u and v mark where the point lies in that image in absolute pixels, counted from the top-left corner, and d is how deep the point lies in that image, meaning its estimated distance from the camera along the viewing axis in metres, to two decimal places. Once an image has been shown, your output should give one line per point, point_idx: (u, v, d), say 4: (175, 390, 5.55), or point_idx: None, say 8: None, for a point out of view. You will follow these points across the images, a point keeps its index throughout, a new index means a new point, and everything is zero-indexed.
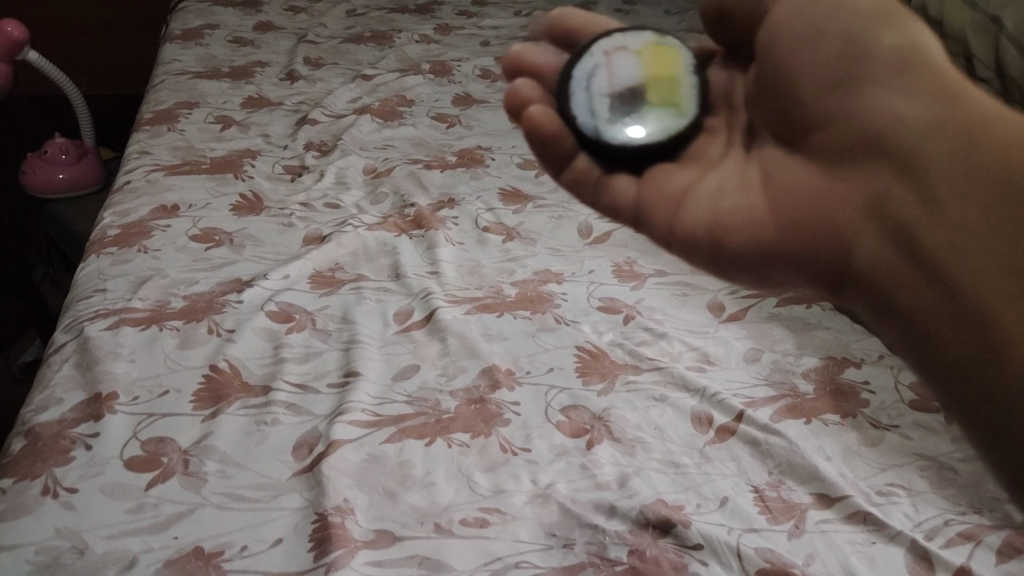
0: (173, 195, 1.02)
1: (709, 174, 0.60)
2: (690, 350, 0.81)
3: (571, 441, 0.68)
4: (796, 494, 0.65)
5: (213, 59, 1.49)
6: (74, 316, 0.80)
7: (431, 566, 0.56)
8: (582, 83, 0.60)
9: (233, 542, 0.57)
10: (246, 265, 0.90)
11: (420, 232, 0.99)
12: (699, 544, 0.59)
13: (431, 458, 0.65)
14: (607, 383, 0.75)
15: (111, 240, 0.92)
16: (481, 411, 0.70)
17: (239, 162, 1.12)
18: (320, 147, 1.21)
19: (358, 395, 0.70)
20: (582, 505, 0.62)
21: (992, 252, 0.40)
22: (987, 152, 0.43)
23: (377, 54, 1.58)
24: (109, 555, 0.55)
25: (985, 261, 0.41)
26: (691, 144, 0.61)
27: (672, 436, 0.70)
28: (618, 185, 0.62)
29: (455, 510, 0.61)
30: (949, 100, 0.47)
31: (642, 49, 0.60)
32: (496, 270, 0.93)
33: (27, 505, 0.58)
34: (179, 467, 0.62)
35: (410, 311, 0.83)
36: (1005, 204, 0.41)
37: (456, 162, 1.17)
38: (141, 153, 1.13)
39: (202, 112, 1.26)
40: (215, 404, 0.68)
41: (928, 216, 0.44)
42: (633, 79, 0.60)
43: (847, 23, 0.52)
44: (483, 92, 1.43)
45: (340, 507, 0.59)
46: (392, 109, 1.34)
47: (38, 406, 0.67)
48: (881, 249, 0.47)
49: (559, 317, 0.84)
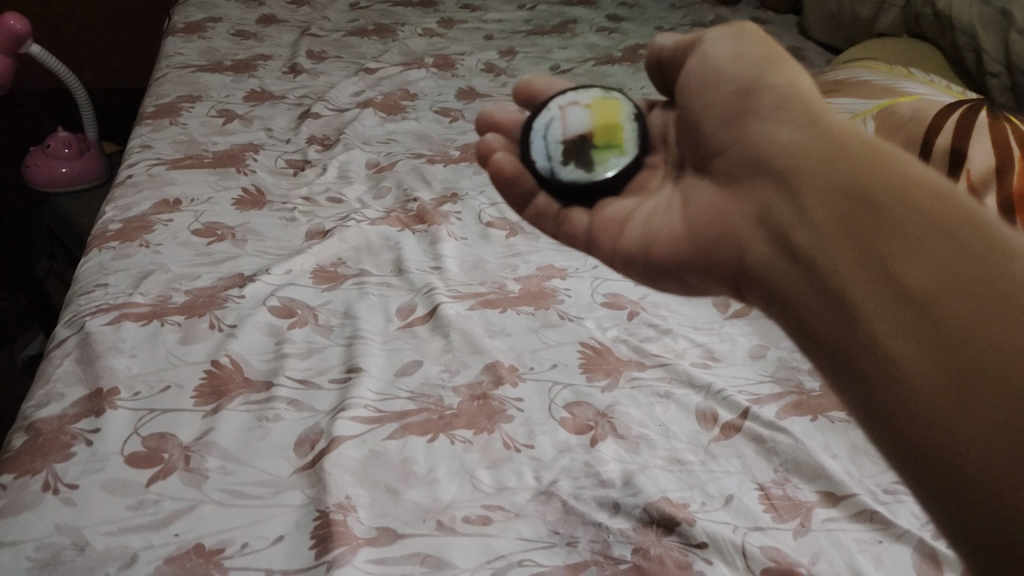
0: (175, 189, 1.02)
1: (644, 199, 0.58)
2: (694, 347, 0.80)
3: (575, 438, 0.68)
4: (802, 492, 0.64)
5: (216, 52, 1.48)
6: (75, 311, 0.79)
7: (433, 564, 0.55)
8: (540, 133, 0.63)
9: (234, 540, 0.56)
10: (248, 260, 0.89)
11: (423, 227, 0.98)
12: (704, 542, 0.59)
13: (434, 454, 0.64)
14: (611, 380, 0.74)
15: (113, 234, 0.92)
16: (484, 407, 0.70)
17: (241, 156, 1.12)
18: (323, 141, 1.20)
19: (360, 391, 0.69)
20: (585, 503, 0.61)
21: (861, 251, 0.37)
22: (860, 159, 0.40)
23: (381, 47, 1.57)
24: (109, 552, 0.55)
25: (854, 261, 0.37)
26: (632, 179, 0.61)
27: (677, 433, 0.69)
28: (575, 219, 0.62)
29: (458, 507, 0.60)
30: (821, 111, 0.45)
31: (595, 99, 0.64)
32: (500, 265, 0.92)
33: (26, 501, 0.58)
34: (180, 463, 0.62)
35: (413, 306, 0.83)
36: (868, 200, 0.38)
37: (459, 157, 1.17)
38: (143, 146, 1.12)
39: (205, 105, 1.26)
40: (216, 400, 0.68)
41: (795, 217, 0.41)
42: (584, 128, 0.62)
43: (737, 47, 0.51)
44: (487, 86, 1.42)
45: (342, 504, 0.59)
46: (396, 103, 1.34)
47: (38, 402, 0.67)
48: (761, 253, 0.43)
49: (562, 313, 0.84)
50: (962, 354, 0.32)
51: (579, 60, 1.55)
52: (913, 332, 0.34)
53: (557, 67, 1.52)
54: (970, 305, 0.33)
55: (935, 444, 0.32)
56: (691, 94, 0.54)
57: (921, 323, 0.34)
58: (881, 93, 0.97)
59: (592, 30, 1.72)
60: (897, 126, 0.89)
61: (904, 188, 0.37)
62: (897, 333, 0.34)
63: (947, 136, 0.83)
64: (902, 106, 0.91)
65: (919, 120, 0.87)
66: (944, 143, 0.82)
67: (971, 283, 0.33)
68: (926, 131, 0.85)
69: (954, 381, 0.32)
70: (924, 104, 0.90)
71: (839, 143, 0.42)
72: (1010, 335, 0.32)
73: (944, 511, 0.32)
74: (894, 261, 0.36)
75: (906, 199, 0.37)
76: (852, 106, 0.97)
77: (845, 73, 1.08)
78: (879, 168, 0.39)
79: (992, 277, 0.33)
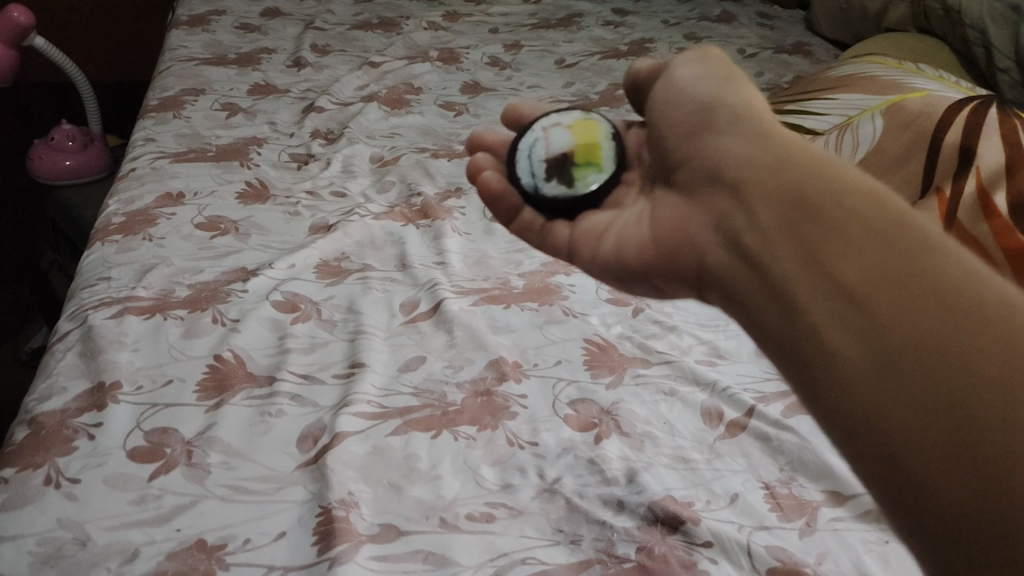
0: (178, 182, 1.01)
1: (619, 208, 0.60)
2: (700, 344, 0.80)
3: (579, 435, 0.67)
4: (808, 491, 0.64)
5: (220, 45, 1.48)
6: (78, 304, 0.79)
7: (436, 561, 0.55)
8: (524, 152, 0.64)
9: (237, 535, 0.56)
10: (251, 254, 0.89)
11: (427, 222, 0.97)
12: (709, 541, 0.58)
13: (437, 451, 0.64)
14: (616, 377, 0.74)
15: (116, 228, 0.91)
16: (487, 403, 0.69)
17: (244, 150, 1.11)
18: (326, 135, 1.20)
19: (363, 386, 0.69)
20: (589, 501, 0.61)
21: (804, 251, 0.40)
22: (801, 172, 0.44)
23: (385, 41, 1.56)
24: (111, 547, 0.54)
25: (800, 262, 0.40)
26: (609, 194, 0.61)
27: (681, 430, 0.69)
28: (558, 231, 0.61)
29: (461, 504, 0.60)
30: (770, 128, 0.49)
31: (576, 121, 0.65)
32: (504, 261, 0.92)
33: (28, 495, 0.58)
34: (182, 458, 0.61)
35: (417, 302, 0.82)
36: (811, 207, 0.41)
37: (464, 151, 1.16)
38: (146, 140, 1.12)
39: (208, 99, 1.25)
40: (219, 395, 0.68)
41: (748, 222, 0.44)
42: (567, 145, 0.63)
43: (700, 68, 0.55)
44: (492, 81, 1.41)
45: (345, 501, 0.58)
46: (400, 97, 1.33)
47: (40, 396, 0.67)
48: (716, 251, 0.45)
49: (567, 309, 0.83)
50: (891, 338, 0.35)
51: (584, 54, 1.54)
52: (846, 318, 0.36)
53: (562, 61, 1.51)
54: (896, 294, 0.36)
55: (880, 430, 0.34)
56: (657, 111, 0.57)
57: (852, 310, 0.36)
58: (890, 88, 0.96)
59: (597, 23, 1.71)
60: (906, 122, 0.88)
61: (842, 196, 0.41)
62: (833, 320, 0.37)
63: (957, 132, 0.82)
64: (911, 102, 0.90)
65: (927, 115, 0.86)
66: (954, 138, 0.81)
67: (898, 275, 0.36)
68: (935, 126, 0.84)
69: (882, 361, 0.35)
70: (933, 99, 0.89)
71: (787, 158, 0.45)
72: (931, 321, 0.34)
73: (892, 492, 0.33)
74: (830, 256, 0.39)
75: (842, 204, 0.40)
76: (860, 102, 0.96)
77: (854, 68, 1.07)
78: (820, 178, 0.42)
79: (917, 269, 0.36)
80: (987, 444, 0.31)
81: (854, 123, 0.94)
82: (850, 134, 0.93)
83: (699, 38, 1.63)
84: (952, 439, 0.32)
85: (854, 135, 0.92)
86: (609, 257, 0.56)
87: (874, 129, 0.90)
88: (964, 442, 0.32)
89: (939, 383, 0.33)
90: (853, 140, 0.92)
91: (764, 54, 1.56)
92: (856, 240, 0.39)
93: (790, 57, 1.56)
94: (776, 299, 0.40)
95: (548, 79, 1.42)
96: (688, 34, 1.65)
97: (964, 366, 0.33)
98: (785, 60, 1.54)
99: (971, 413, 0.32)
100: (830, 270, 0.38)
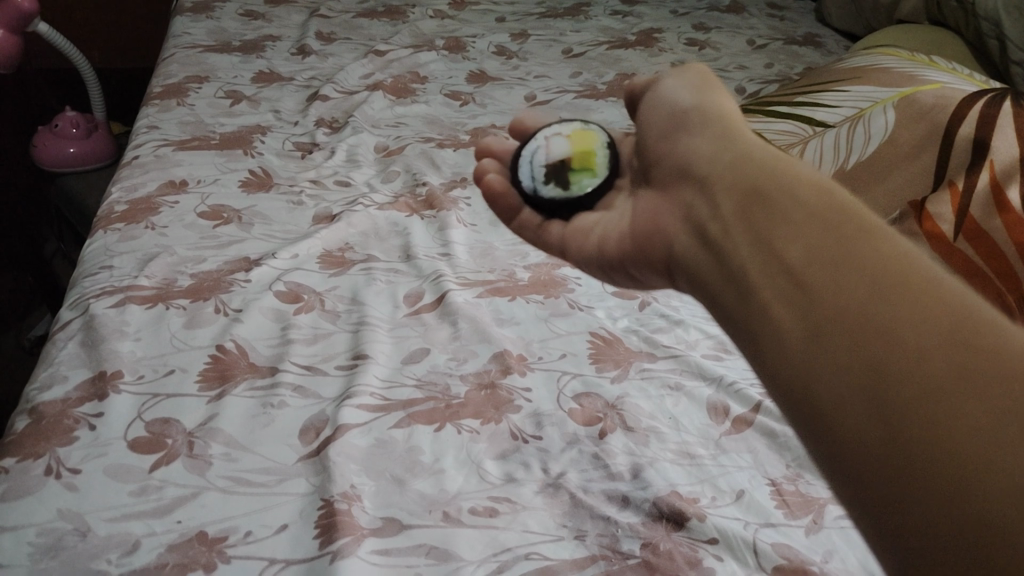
0: (182, 170, 1.01)
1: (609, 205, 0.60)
2: (706, 338, 0.79)
3: (584, 430, 0.66)
4: (815, 488, 0.63)
5: (224, 33, 1.47)
6: (80, 293, 0.78)
7: (439, 555, 0.54)
8: (525, 159, 0.63)
9: (238, 527, 0.55)
10: (254, 244, 0.88)
11: (432, 212, 0.97)
12: (715, 538, 0.58)
13: (441, 444, 0.63)
14: (621, 371, 0.73)
15: (118, 216, 0.91)
16: (491, 397, 0.69)
17: (248, 138, 1.10)
18: (331, 123, 1.19)
19: (367, 378, 0.69)
20: (594, 496, 0.60)
21: (755, 235, 0.42)
22: (759, 164, 0.46)
23: (391, 29, 1.55)
24: (112, 538, 0.54)
25: (750, 246, 0.42)
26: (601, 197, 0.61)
27: (687, 426, 0.68)
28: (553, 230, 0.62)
29: (464, 498, 0.59)
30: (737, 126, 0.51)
31: (575, 130, 0.64)
32: (509, 252, 0.91)
33: (29, 485, 0.57)
34: (184, 449, 0.61)
35: (421, 293, 0.82)
36: (763, 196, 0.43)
37: (470, 141, 1.15)
38: (150, 127, 1.11)
39: (212, 86, 1.24)
40: (221, 385, 0.67)
41: (709, 211, 0.46)
42: (565, 151, 0.63)
43: (679, 80, 0.57)
44: (498, 70, 1.40)
45: (347, 493, 0.58)
46: (405, 85, 1.32)
47: (42, 385, 0.66)
48: (682, 239, 0.47)
49: (572, 302, 0.82)
50: (829, 313, 0.37)
51: (592, 43, 1.52)
52: (791, 298, 0.38)
53: (570, 51, 1.49)
54: (837, 274, 0.37)
55: (817, 400, 0.35)
56: (641, 118, 0.58)
57: (796, 290, 0.38)
58: (902, 81, 0.94)
59: (605, 13, 1.69)
60: (918, 115, 0.87)
61: (790, 185, 0.43)
62: (779, 300, 0.39)
63: (971, 125, 0.80)
64: (924, 95, 0.89)
65: (941, 108, 0.85)
66: (968, 131, 0.80)
67: (840, 256, 0.38)
68: (949, 119, 0.83)
69: (818, 336, 0.36)
70: (946, 92, 0.88)
71: (747, 153, 0.47)
72: (864, 296, 0.36)
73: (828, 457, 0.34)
74: (778, 241, 0.41)
75: (790, 193, 0.42)
76: (872, 94, 0.95)
77: (865, 60, 1.06)
78: (775, 171, 0.44)
79: (857, 252, 0.38)
80: (911, 407, 0.32)
81: (866, 115, 0.92)
82: (862, 127, 0.91)
83: (709, 28, 1.62)
84: (878, 404, 0.33)
85: (866, 128, 0.90)
86: (595, 251, 0.57)
87: (886, 121, 0.89)
88: (888, 408, 0.33)
89: (869, 355, 0.34)
90: (865, 132, 0.90)
91: (774, 45, 1.54)
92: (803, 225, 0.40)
93: (800, 48, 1.54)
94: (730, 279, 0.42)
95: (555, 69, 1.41)
96: (697, 24, 1.63)
97: (894, 339, 0.34)
98: (796, 51, 1.52)
99: (897, 381, 0.33)
100: (778, 253, 0.40)
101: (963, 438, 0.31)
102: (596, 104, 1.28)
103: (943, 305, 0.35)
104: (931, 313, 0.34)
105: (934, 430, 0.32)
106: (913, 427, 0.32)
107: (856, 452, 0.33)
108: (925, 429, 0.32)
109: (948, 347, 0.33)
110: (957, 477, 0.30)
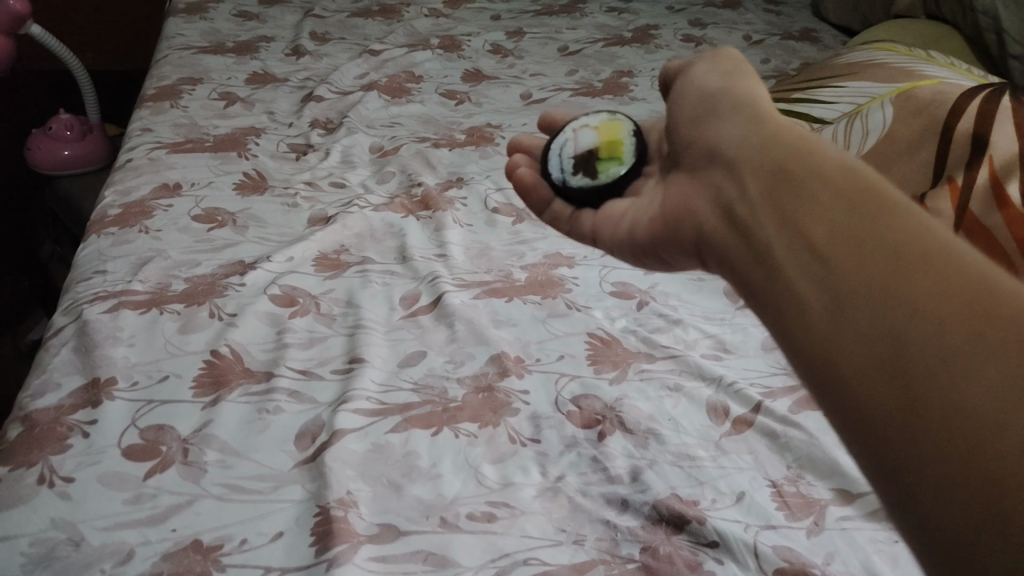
0: (175, 173, 1.00)
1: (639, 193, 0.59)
2: (705, 338, 0.78)
3: (582, 432, 0.66)
4: (816, 489, 0.62)
5: (218, 34, 1.46)
6: (73, 298, 0.78)
7: (437, 562, 0.54)
8: (555, 150, 0.64)
9: (233, 536, 0.55)
10: (249, 247, 0.87)
11: (428, 213, 0.96)
12: (715, 541, 0.57)
13: (438, 449, 0.63)
14: (620, 372, 0.73)
15: (112, 219, 0.90)
16: (489, 399, 0.68)
17: (242, 140, 1.10)
18: (326, 124, 1.18)
19: (363, 382, 0.68)
20: (593, 499, 0.60)
21: (773, 209, 0.39)
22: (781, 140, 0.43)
23: (385, 29, 1.54)
24: (105, 548, 0.53)
25: (768, 219, 0.39)
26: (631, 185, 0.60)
27: (687, 427, 0.67)
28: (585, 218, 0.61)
29: (462, 504, 0.59)
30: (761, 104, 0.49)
31: (603, 121, 0.65)
32: (506, 252, 0.90)
33: (22, 494, 0.57)
34: (179, 456, 0.60)
35: (417, 295, 0.81)
36: (782, 171, 0.41)
37: (466, 140, 1.14)
38: (143, 130, 1.10)
39: (206, 88, 1.24)
40: (215, 391, 0.67)
41: (728, 187, 0.43)
42: (594, 140, 0.63)
43: (711, 65, 0.55)
44: (494, 68, 1.39)
45: (343, 500, 0.57)
46: (400, 85, 1.31)
47: (35, 392, 0.66)
48: (702, 217, 0.45)
49: (570, 302, 0.82)
50: (849, 286, 0.34)
51: (588, 40, 1.51)
52: (809, 269, 0.36)
53: (566, 48, 1.48)
54: (860, 246, 0.35)
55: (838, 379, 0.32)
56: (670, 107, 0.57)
57: (814, 261, 0.36)
58: (900, 76, 0.94)
59: (601, 10, 1.68)
60: (916, 110, 0.87)
61: (811, 159, 0.40)
62: (796, 272, 0.36)
63: (970, 120, 0.80)
64: (922, 90, 0.88)
65: (940, 103, 0.84)
66: (967, 126, 0.80)
67: (861, 226, 0.36)
68: (948, 114, 0.82)
69: (837, 309, 0.34)
70: (945, 86, 0.87)
71: (770, 129, 0.45)
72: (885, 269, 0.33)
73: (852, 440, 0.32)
74: (797, 213, 0.38)
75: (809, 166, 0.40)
76: (870, 90, 0.94)
77: (862, 55, 1.05)
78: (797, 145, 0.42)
79: (879, 221, 0.35)
80: (936, 387, 0.30)
81: (863, 111, 0.92)
82: (860, 123, 0.91)
83: (705, 24, 1.61)
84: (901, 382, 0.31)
85: (863, 124, 0.90)
86: (624, 237, 0.56)
87: (884, 117, 0.89)
88: (912, 387, 0.30)
89: (893, 327, 0.32)
90: (863, 128, 0.90)
91: (771, 41, 1.54)
92: (829, 197, 0.38)
93: (797, 43, 1.53)
94: (748, 253, 0.40)
95: (551, 67, 1.40)
96: (693, 21, 1.63)
97: (920, 314, 0.32)
98: (792, 46, 1.52)
99: (923, 354, 0.31)
100: (798, 226, 0.38)
101: (994, 416, 0.28)
102: (593, 102, 1.27)
103: (973, 279, 0.32)
104: (958, 282, 0.32)
105: (961, 409, 0.29)
106: (940, 402, 0.30)
107: (879, 435, 0.31)
108: (947, 398, 0.29)
109: (976, 323, 0.30)
110: (984, 447, 0.28)
